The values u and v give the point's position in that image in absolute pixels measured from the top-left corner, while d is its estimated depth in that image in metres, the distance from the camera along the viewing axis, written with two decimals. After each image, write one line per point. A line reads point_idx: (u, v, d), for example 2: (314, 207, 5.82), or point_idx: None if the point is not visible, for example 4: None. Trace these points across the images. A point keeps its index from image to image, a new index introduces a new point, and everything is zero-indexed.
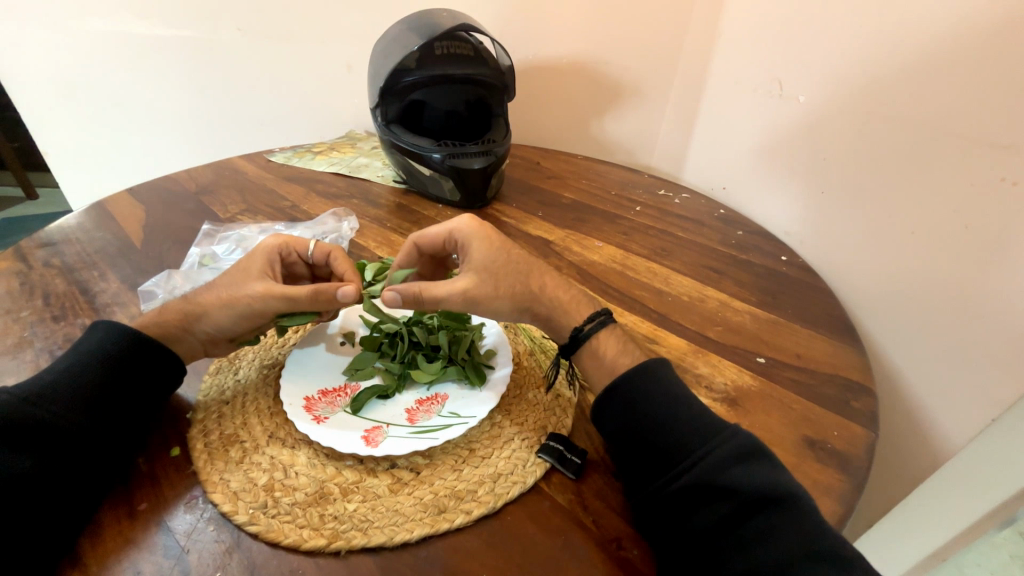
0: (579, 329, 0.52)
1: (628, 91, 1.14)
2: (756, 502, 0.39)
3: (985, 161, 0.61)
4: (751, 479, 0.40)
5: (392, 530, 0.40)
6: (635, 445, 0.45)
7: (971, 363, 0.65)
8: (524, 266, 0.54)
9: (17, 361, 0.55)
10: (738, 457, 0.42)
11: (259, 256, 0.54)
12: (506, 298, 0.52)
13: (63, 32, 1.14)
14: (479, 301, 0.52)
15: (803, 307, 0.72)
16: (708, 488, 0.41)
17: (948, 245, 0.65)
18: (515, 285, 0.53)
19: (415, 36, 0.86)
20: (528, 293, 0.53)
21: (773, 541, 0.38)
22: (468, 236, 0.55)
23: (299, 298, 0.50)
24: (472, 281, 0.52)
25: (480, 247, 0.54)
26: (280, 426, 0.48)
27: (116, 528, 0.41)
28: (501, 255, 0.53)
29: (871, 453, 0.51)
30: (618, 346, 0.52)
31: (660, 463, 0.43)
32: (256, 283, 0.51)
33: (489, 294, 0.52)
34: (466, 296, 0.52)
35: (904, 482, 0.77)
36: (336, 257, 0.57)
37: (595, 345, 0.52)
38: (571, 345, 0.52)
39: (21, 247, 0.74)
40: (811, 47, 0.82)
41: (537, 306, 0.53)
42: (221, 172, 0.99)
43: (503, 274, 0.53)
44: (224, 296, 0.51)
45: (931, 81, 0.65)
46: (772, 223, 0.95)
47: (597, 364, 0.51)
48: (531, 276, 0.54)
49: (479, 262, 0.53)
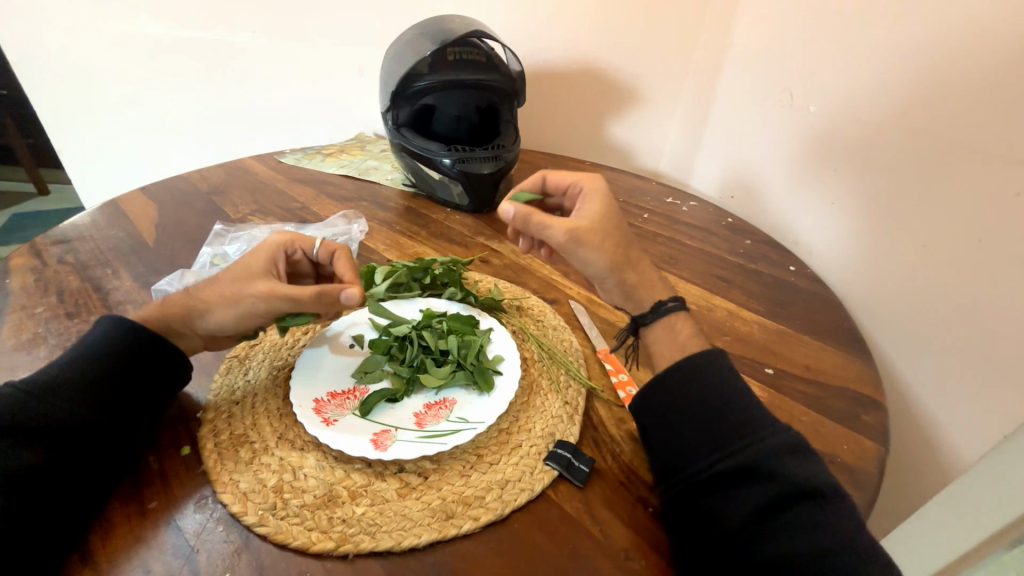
0: (663, 302, 0.51)
1: (637, 98, 1.15)
2: (801, 493, 0.39)
3: (999, 176, 0.61)
4: (800, 470, 0.40)
5: (401, 535, 0.40)
6: (688, 423, 0.45)
7: (984, 377, 0.64)
8: (628, 237, 0.51)
9: (32, 356, 0.55)
10: (790, 449, 0.42)
11: (264, 254, 0.54)
12: (606, 254, 0.48)
13: (81, 32, 1.16)
14: (580, 243, 0.48)
15: (812, 318, 0.71)
16: (756, 473, 0.40)
17: (962, 258, 0.65)
18: (617, 246, 0.49)
19: (427, 42, 0.87)
20: (625, 259, 0.50)
21: (808, 533, 0.38)
22: (597, 190, 0.52)
23: (303, 299, 0.50)
24: (580, 223, 0.48)
25: (600, 199, 0.50)
26: (289, 428, 0.48)
27: (127, 525, 0.41)
28: (615, 216, 0.50)
29: (881, 468, 0.50)
30: (691, 331, 0.51)
31: (709, 443, 0.43)
32: (260, 282, 0.51)
33: (592, 241, 0.48)
34: (571, 234, 0.47)
35: (913, 496, 0.76)
36: (340, 257, 0.57)
37: (671, 322, 0.51)
38: (649, 316, 0.51)
39: (36, 243, 0.75)
40: (823, 58, 0.82)
41: (627, 272, 0.50)
42: (233, 173, 1.00)
43: (610, 230, 0.49)
44: (227, 295, 0.51)
45: (944, 94, 0.65)
46: (782, 232, 0.94)
47: (669, 341, 0.50)
48: (633, 247, 0.51)
49: (594, 210, 0.50)
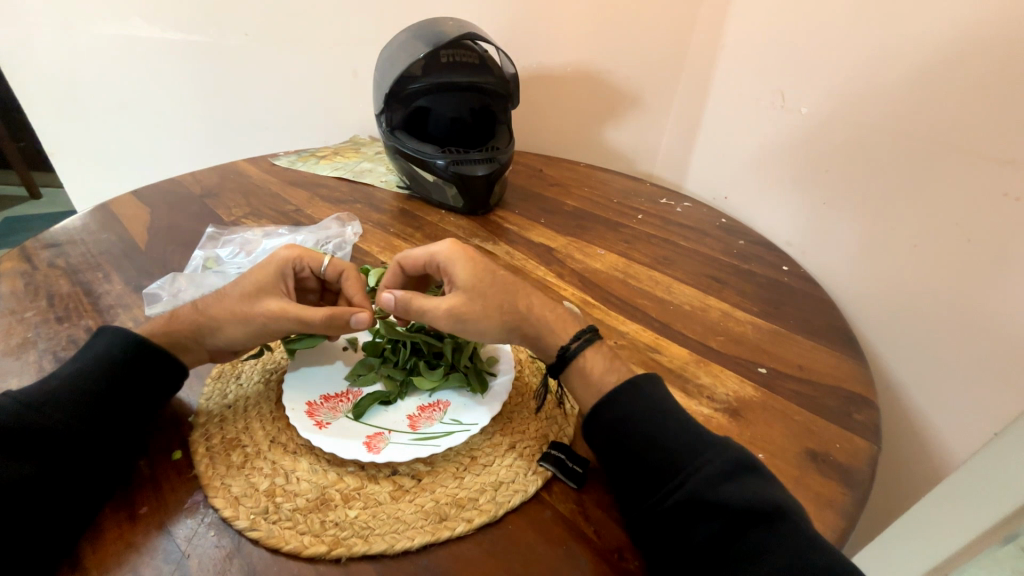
0: (567, 347, 0.51)
1: (630, 99, 1.15)
2: (750, 519, 0.39)
3: (984, 176, 0.62)
4: (743, 494, 0.40)
5: (393, 538, 0.40)
6: (625, 461, 0.44)
7: (973, 375, 0.65)
8: (511, 287, 0.53)
9: (21, 362, 0.55)
10: (729, 472, 0.41)
11: (272, 270, 0.53)
12: (493, 319, 0.51)
13: (73, 34, 1.15)
14: (466, 321, 0.51)
15: (806, 318, 0.72)
16: (701, 504, 0.40)
17: (953, 258, 0.65)
18: (502, 305, 0.51)
19: (421, 44, 0.87)
20: (515, 314, 0.52)
21: (769, 557, 0.38)
22: (451, 259, 0.54)
23: (312, 321, 0.50)
24: (458, 299, 0.51)
25: (463, 266, 0.53)
26: (282, 431, 0.48)
27: (117, 531, 0.41)
28: (486, 274, 0.52)
29: (873, 466, 0.51)
30: (605, 364, 0.50)
31: (651, 478, 0.43)
32: (271, 301, 0.51)
33: (476, 313, 0.51)
34: (452, 314, 0.50)
35: (905, 494, 0.77)
36: (349, 277, 0.57)
37: (583, 363, 0.50)
38: (559, 364, 0.51)
39: (26, 247, 0.74)
40: (816, 59, 0.83)
41: (525, 325, 0.52)
42: (226, 175, 1.00)
43: (489, 292, 0.51)
44: (238, 311, 0.50)
45: (930, 94, 0.66)
46: (773, 232, 0.95)
47: (585, 383, 0.49)
48: (518, 296, 0.52)
49: (466, 281, 0.52)
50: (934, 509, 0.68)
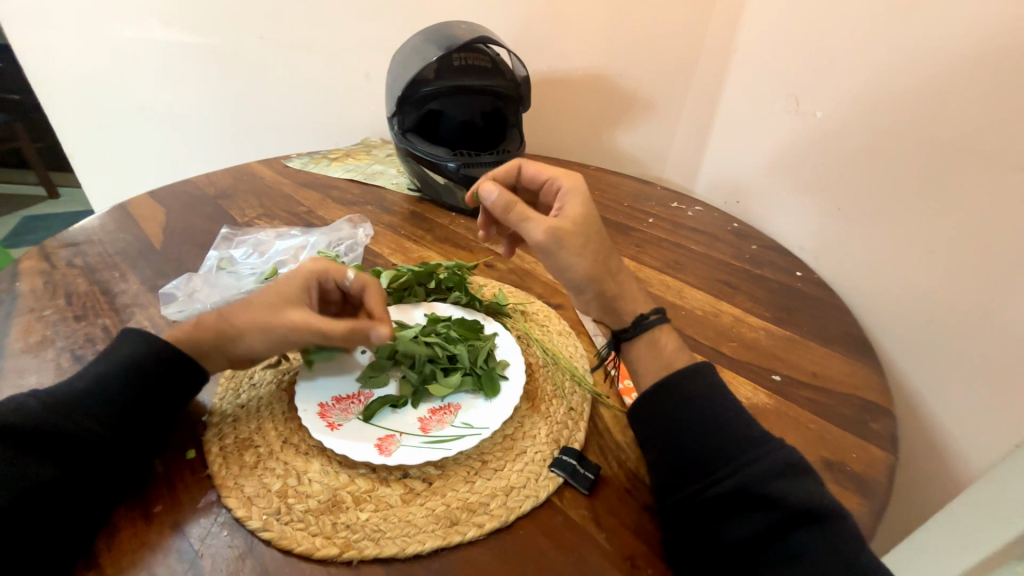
0: (643, 317, 0.50)
1: (642, 102, 1.15)
2: (797, 517, 0.39)
3: (1006, 181, 0.60)
4: (795, 491, 0.39)
5: (404, 541, 0.40)
6: (677, 446, 0.44)
7: (994, 385, 0.64)
8: (611, 244, 0.51)
9: (40, 360, 0.56)
10: (783, 469, 0.41)
11: (297, 281, 0.52)
12: (585, 259, 0.48)
13: (93, 38, 1.18)
14: (562, 245, 0.48)
15: (820, 324, 0.71)
16: (750, 497, 0.40)
17: (975, 265, 0.64)
18: (598, 254, 0.49)
19: (433, 48, 0.87)
20: (604, 268, 0.50)
21: (807, 558, 0.38)
22: (570, 189, 0.51)
23: (332, 334, 0.48)
24: (559, 223, 0.49)
25: (580, 200, 0.50)
26: (294, 432, 0.48)
27: (132, 530, 0.41)
28: (593, 218, 0.50)
29: (891, 477, 0.50)
30: (675, 346, 0.50)
31: (699, 467, 0.43)
32: (292, 311, 0.50)
33: (573, 244, 0.48)
34: (553, 233, 0.48)
35: (922, 506, 0.76)
36: (372, 290, 0.53)
37: (654, 337, 0.50)
38: (630, 332, 0.50)
39: (45, 246, 0.75)
40: (831, 62, 0.82)
41: (607, 283, 0.50)
42: (240, 177, 1.01)
43: (594, 234, 0.49)
44: (257, 321, 0.50)
45: (950, 98, 0.65)
46: (786, 238, 0.94)
47: (655, 357, 0.49)
48: (611, 254, 0.50)
49: (574, 212, 0.50)
50: (952, 522, 0.66)
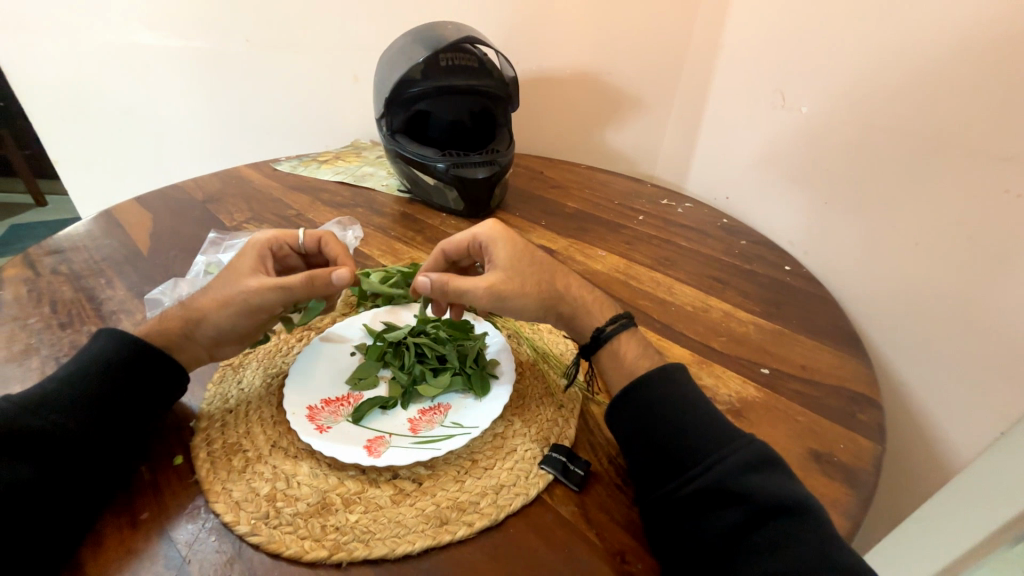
0: (601, 330, 0.52)
1: (631, 101, 1.16)
2: (773, 510, 0.39)
3: (985, 172, 0.62)
4: (766, 485, 0.40)
5: (394, 542, 0.40)
6: (650, 447, 0.45)
7: (979, 374, 0.65)
8: (550, 266, 0.55)
9: (23, 368, 0.55)
10: (754, 464, 0.41)
11: (251, 254, 0.54)
12: (531, 297, 0.52)
13: (77, 43, 1.17)
14: (505, 297, 0.52)
15: (808, 317, 0.71)
16: (724, 492, 0.40)
17: (957, 256, 0.65)
18: (540, 285, 0.53)
19: (420, 48, 0.87)
20: (553, 293, 0.53)
21: (786, 549, 0.37)
22: (493, 239, 0.56)
23: (293, 286, 0.50)
24: (498, 278, 0.52)
25: (504, 247, 0.55)
26: (283, 436, 0.48)
27: (118, 537, 0.41)
28: (525, 255, 0.54)
29: (879, 467, 0.50)
30: (639, 350, 0.52)
31: (674, 466, 0.43)
32: (250, 278, 0.51)
33: (515, 291, 0.52)
34: (492, 292, 0.52)
35: (912, 495, 0.76)
36: (329, 240, 0.58)
37: (616, 346, 0.51)
38: (592, 345, 0.52)
39: (29, 254, 0.75)
40: (816, 58, 0.83)
41: (561, 305, 0.54)
42: (228, 181, 1.00)
43: (529, 272, 0.53)
44: (219, 298, 0.51)
45: (930, 91, 0.66)
46: (776, 233, 0.95)
47: (616, 366, 0.51)
48: (555, 275, 0.54)
49: (506, 259, 0.54)
50: (942, 511, 0.67)
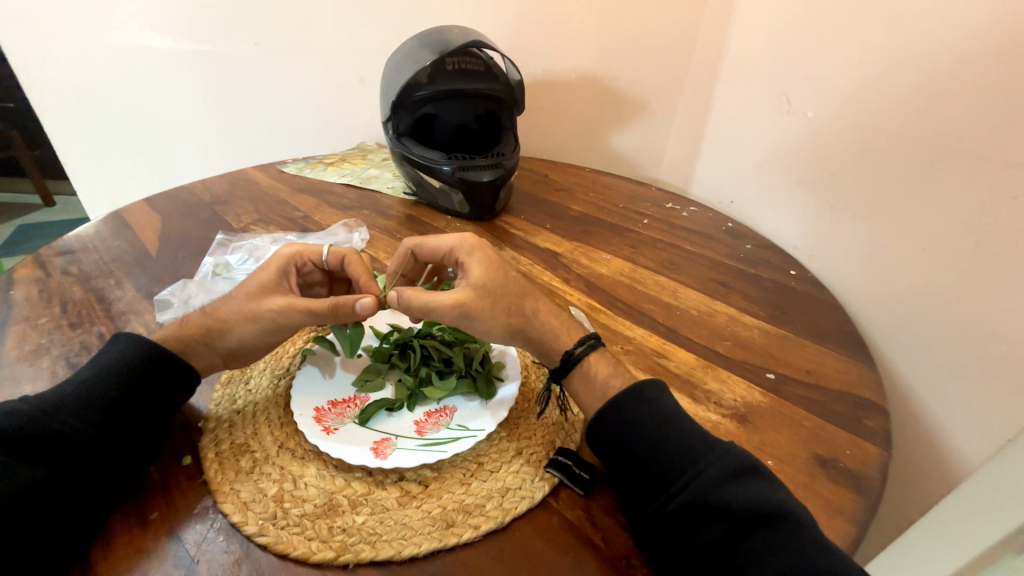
0: (571, 352, 0.51)
1: (635, 105, 1.16)
2: (760, 521, 0.39)
3: (993, 178, 0.61)
4: (747, 496, 0.40)
5: (401, 544, 0.40)
6: (627, 465, 0.44)
7: (985, 380, 0.64)
8: (520, 288, 0.53)
9: (35, 368, 0.56)
10: (732, 475, 0.41)
11: (275, 267, 0.54)
12: (499, 319, 0.51)
13: (86, 45, 1.18)
14: (473, 316, 0.51)
15: (813, 322, 0.71)
16: (706, 506, 0.40)
17: (963, 262, 0.65)
18: (510, 306, 0.51)
19: (427, 52, 0.88)
20: (521, 317, 0.52)
21: (774, 559, 0.37)
22: (470, 253, 0.54)
23: (319, 311, 0.51)
24: (465, 294, 0.51)
25: (480, 263, 0.53)
26: (290, 437, 0.49)
27: (128, 537, 0.41)
28: (501, 274, 0.53)
29: (885, 473, 0.50)
30: (610, 368, 0.50)
31: (655, 484, 0.42)
32: (276, 296, 0.52)
33: (484, 309, 0.51)
34: (458, 308, 0.50)
35: (917, 502, 0.76)
36: (352, 261, 0.58)
37: (586, 368, 0.50)
38: (562, 368, 0.50)
39: (40, 254, 0.75)
40: (822, 63, 0.83)
41: (527, 329, 0.52)
42: (235, 183, 1.01)
43: (500, 292, 0.52)
44: (244, 311, 0.51)
45: (937, 97, 0.66)
46: (780, 237, 0.94)
47: (589, 387, 0.49)
48: (526, 297, 0.52)
49: (478, 277, 0.52)
50: (950, 519, 0.66)
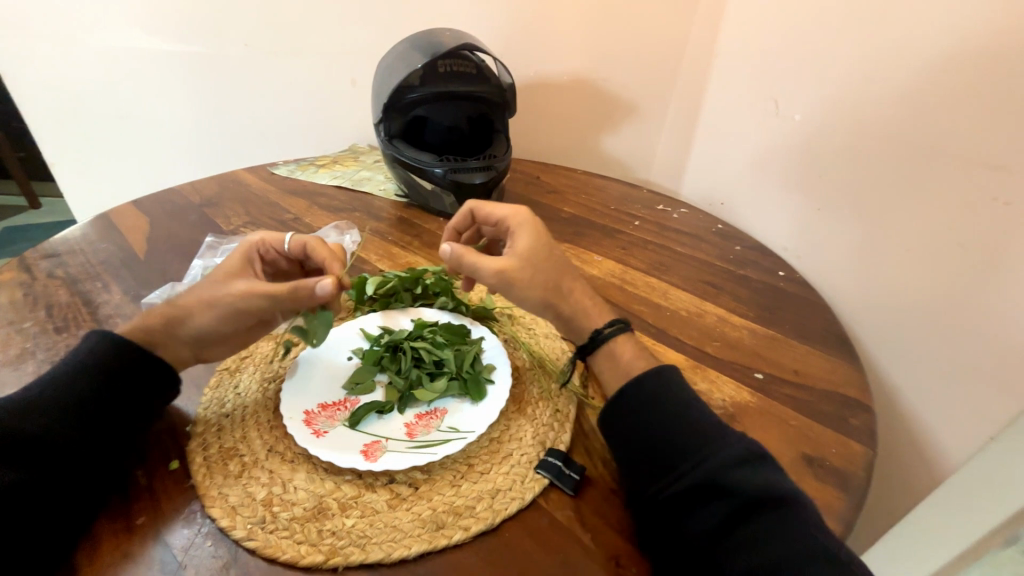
0: (598, 331, 0.52)
1: (626, 107, 1.17)
2: (761, 503, 0.40)
3: (976, 181, 0.63)
4: (756, 479, 0.41)
5: (391, 546, 0.40)
6: (642, 445, 0.45)
7: (969, 378, 0.66)
8: (564, 263, 0.54)
9: (19, 372, 0.55)
10: (743, 459, 0.42)
11: (237, 256, 0.54)
12: (539, 287, 0.52)
13: (73, 45, 1.16)
14: (512, 284, 0.52)
15: (801, 322, 0.72)
16: (714, 487, 0.41)
17: (948, 262, 0.66)
18: (548, 281, 0.52)
19: (419, 54, 0.88)
20: (557, 292, 0.52)
21: (771, 543, 0.39)
22: (522, 223, 0.55)
23: (280, 294, 0.50)
24: (511, 263, 0.52)
25: (528, 235, 0.54)
26: (279, 440, 0.48)
27: (113, 541, 0.41)
28: (546, 249, 0.54)
29: (870, 471, 0.51)
30: (635, 350, 0.52)
31: (665, 465, 0.43)
32: (237, 282, 0.51)
33: (525, 277, 0.51)
34: (500, 275, 0.51)
35: (902, 499, 0.77)
36: (314, 245, 0.58)
37: (612, 347, 0.52)
38: (589, 346, 0.52)
39: (25, 257, 0.74)
40: (808, 68, 0.84)
41: (561, 304, 0.52)
42: (225, 184, 1.01)
43: (542, 265, 0.52)
44: (204, 298, 0.51)
45: (923, 100, 0.67)
46: (769, 238, 0.96)
47: (613, 365, 0.51)
48: (564, 274, 0.53)
49: (526, 246, 0.53)
50: (935, 516, 0.67)
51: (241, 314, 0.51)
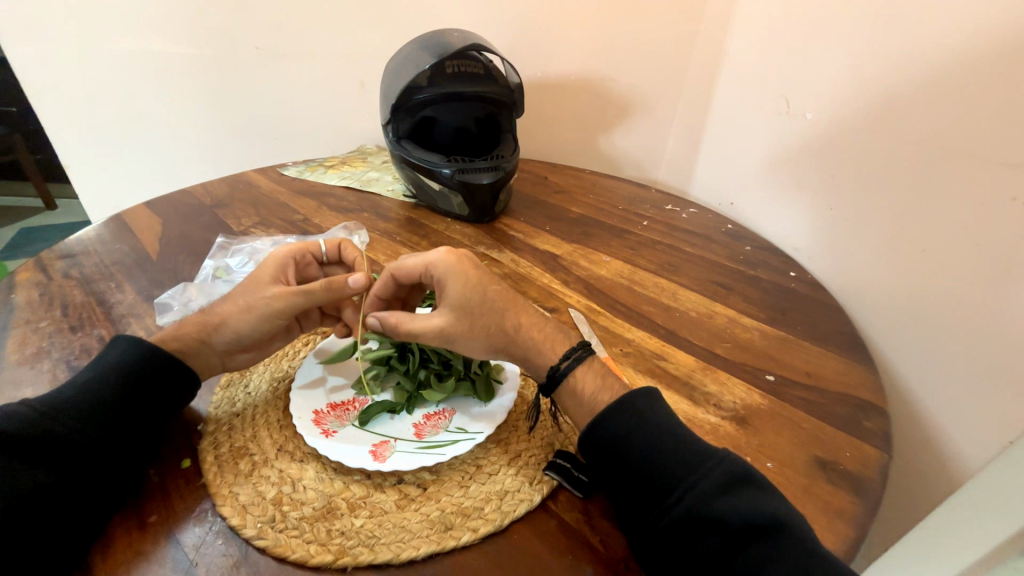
0: (556, 368, 0.50)
1: (634, 106, 1.16)
2: (753, 532, 0.39)
3: (992, 179, 0.61)
4: (739, 509, 0.39)
5: (399, 547, 0.40)
6: (621, 478, 0.43)
7: (988, 384, 0.64)
8: (500, 304, 0.51)
9: (36, 370, 0.56)
10: (725, 486, 0.41)
11: (271, 264, 0.57)
12: (480, 339, 0.50)
13: (88, 49, 1.18)
14: (455, 339, 0.50)
15: (813, 323, 0.71)
16: (698, 520, 0.40)
17: (962, 263, 0.65)
18: (490, 327, 0.50)
19: (427, 55, 0.88)
20: (502, 335, 0.51)
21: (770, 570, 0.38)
22: (446, 273, 0.52)
23: (314, 290, 0.53)
24: (448, 320, 0.50)
25: (454, 285, 0.51)
26: (289, 440, 0.49)
27: (127, 539, 0.41)
28: (479, 292, 0.51)
29: (885, 475, 0.50)
30: (596, 381, 0.49)
31: (649, 497, 0.42)
32: (272, 287, 0.54)
33: (464, 333, 0.50)
34: (441, 334, 0.50)
35: (922, 506, 0.75)
36: (347, 246, 0.63)
37: (573, 382, 0.49)
38: (549, 384, 0.50)
39: (41, 258, 0.76)
40: (820, 65, 0.83)
41: (510, 347, 0.51)
42: (236, 186, 1.02)
43: (479, 313, 0.50)
44: (241, 304, 0.53)
45: (938, 97, 0.66)
46: (780, 239, 0.94)
47: (577, 403, 0.49)
48: (507, 314, 0.51)
49: (455, 299, 0.50)
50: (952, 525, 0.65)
51: (273, 317, 0.53)
